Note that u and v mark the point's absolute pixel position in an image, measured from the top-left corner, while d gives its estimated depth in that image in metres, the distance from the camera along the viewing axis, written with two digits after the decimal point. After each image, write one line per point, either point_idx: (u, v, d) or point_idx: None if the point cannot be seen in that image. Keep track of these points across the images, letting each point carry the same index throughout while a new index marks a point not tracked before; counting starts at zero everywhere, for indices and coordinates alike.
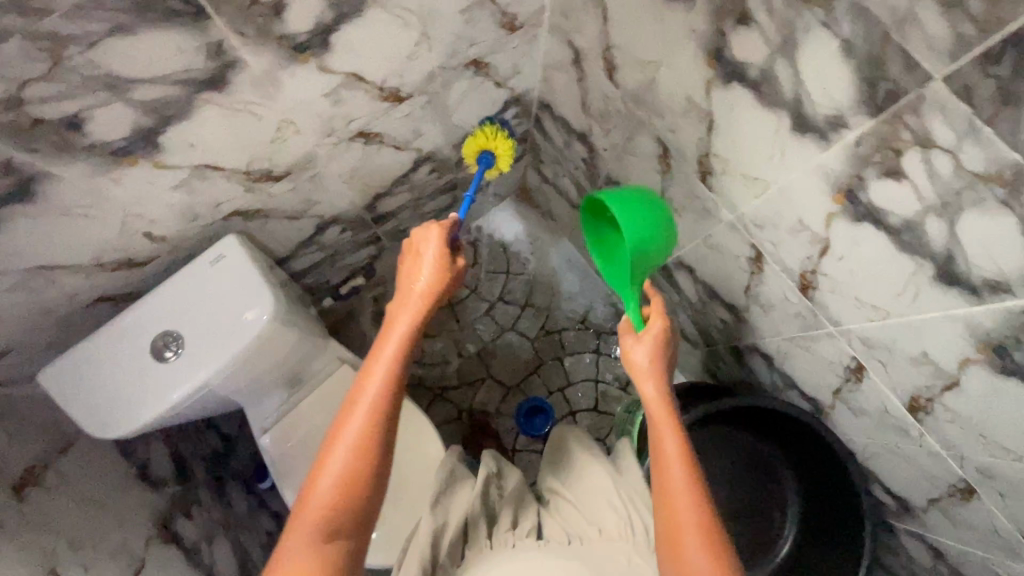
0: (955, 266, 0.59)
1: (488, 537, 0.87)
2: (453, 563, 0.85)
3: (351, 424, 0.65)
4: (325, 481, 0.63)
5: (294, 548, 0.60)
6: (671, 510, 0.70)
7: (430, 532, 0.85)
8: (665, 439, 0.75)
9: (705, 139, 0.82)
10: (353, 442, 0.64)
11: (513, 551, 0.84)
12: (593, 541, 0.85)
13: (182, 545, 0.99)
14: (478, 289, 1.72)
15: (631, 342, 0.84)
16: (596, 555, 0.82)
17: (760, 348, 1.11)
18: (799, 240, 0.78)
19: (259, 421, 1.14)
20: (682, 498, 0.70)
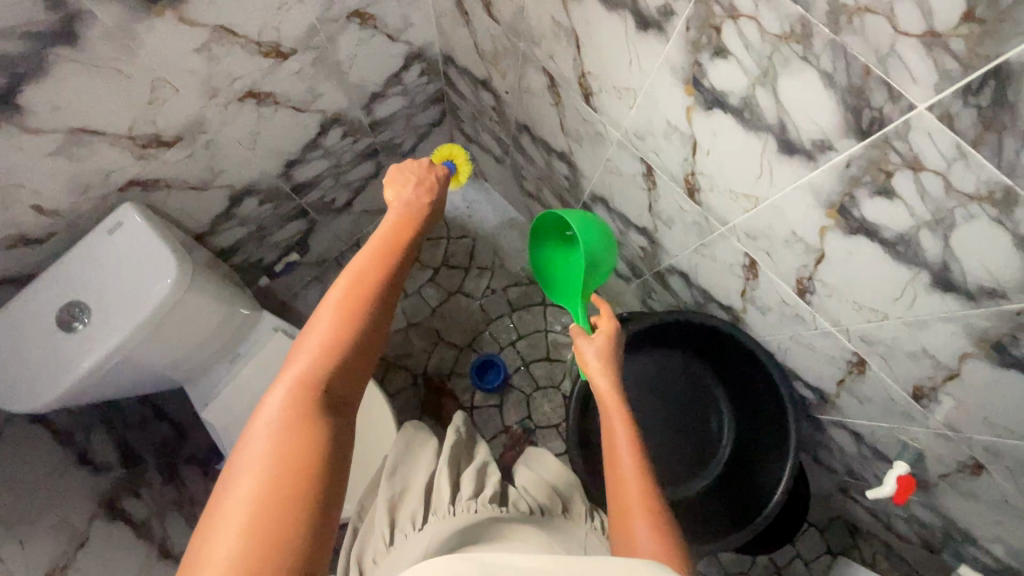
0: (789, 134, 0.63)
1: (449, 504, 0.83)
2: (415, 526, 0.82)
3: (342, 298, 0.65)
4: (308, 348, 0.62)
5: (274, 406, 0.57)
6: (621, 491, 0.72)
7: (387, 500, 0.89)
8: (616, 425, 0.79)
9: (577, 59, 0.86)
10: (347, 312, 0.64)
11: (478, 516, 0.80)
12: (560, 529, 0.85)
13: (130, 521, 1.01)
14: (421, 257, 1.75)
15: (583, 341, 0.92)
16: (563, 538, 0.81)
17: (677, 267, 1.15)
18: (674, 143, 0.83)
19: (202, 397, 1.19)
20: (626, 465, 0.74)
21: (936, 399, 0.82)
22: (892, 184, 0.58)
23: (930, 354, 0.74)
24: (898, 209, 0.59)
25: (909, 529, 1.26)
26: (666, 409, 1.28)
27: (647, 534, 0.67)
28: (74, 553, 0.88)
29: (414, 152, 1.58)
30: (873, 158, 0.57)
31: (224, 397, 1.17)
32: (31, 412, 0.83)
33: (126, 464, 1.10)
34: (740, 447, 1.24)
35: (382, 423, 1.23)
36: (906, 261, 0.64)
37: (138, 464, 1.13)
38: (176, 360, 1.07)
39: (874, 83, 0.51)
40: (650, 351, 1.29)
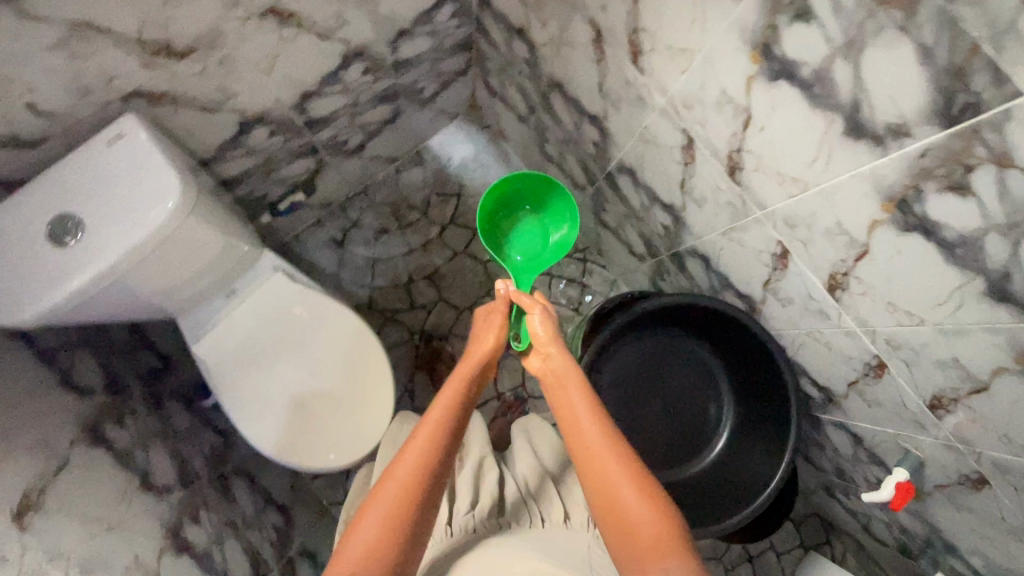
0: (861, 115, 0.59)
1: (446, 524, 0.92)
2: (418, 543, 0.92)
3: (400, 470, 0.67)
4: (369, 522, 0.63)
5: None
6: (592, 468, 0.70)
7: None
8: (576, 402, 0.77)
9: (632, 12, 0.80)
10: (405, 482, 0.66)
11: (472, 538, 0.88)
12: (559, 530, 0.91)
13: (113, 449, 0.98)
14: (428, 213, 1.68)
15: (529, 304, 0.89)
16: (563, 542, 0.86)
17: (700, 250, 1.11)
18: (724, 115, 0.77)
19: (193, 330, 1.14)
20: (601, 451, 0.71)
21: (954, 410, 0.80)
22: (968, 181, 0.54)
23: (960, 364, 0.72)
24: (968, 208, 0.55)
25: (889, 532, 1.27)
26: (668, 392, 1.26)
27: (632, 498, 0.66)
28: (53, 475, 0.84)
29: (434, 100, 1.50)
30: (955, 149, 0.52)
31: (216, 331, 1.13)
32: (15, 327, 0.79)
33: (110, 390, 1.06)
34: (737, 438, 1.24)
35: (379, 378, 1.19)
36: (961, 264, 0.61)
37: (123, 392, 1.09)
38: (170, 289, 1.02)
39: (979, 64, 0.46)
40: (656, 333, 1.26)
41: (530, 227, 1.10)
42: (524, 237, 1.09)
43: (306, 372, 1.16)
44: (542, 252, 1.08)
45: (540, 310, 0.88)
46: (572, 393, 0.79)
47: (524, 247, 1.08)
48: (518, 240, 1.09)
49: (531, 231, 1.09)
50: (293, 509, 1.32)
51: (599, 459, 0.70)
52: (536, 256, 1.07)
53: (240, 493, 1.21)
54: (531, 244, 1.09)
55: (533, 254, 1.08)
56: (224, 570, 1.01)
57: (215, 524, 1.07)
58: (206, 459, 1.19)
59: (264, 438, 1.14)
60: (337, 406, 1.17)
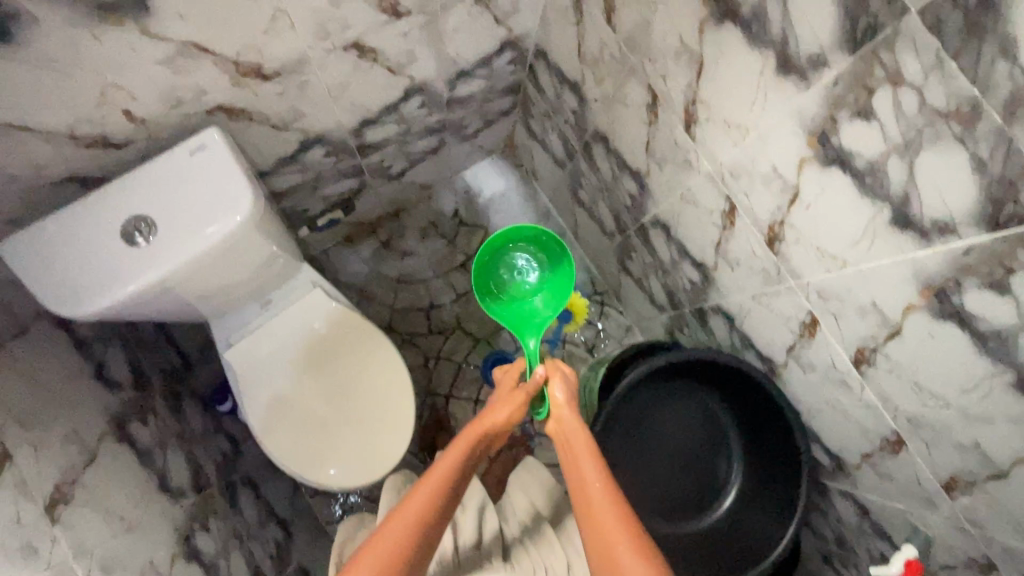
0: (909, 209, 0.63)
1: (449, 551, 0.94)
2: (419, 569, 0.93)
3: (394, 526, 0.70)
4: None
5: None
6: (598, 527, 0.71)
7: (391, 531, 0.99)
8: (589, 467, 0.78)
9: (692, 85, 0.86)
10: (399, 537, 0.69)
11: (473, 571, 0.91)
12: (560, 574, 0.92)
13: (135, 446, 0.98)
14: (455, 241, 1.72)
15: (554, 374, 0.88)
16: None
17: (725, 309, 1.15)
18: (771, 189, 0.83)
19: (225, 335, 1.17)
20: (606, 512, 0.72)
21: (969, 493, 0.82)
22: (1008, 281, 0.58)
23: (980, 449, 0.75)
24: (1005, 305, 0.60)
25: None
26: (679, 446, 1.28)
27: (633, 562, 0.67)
28: (81, 469, 0.85)
29: (475, 136, 1.56)
30: (998, 252, 0.57)
31: (248, 339, 1.16)
32: (73, 319, 0.82)
33: (137, 387, 1.08)
34: (745, 497, 1.25)
35: (399, 403, 1.20)
36: (993, 356, 0.64)
37: (147, 390, 1.11)
38: (212, 292, 1.05)
39: None
40: (674, 384, 1.27)
41: (521, 272, 1.00)
42: (511, 283, 1.00)
43: (327, 389, 1.18)
44: (517, 305, 0.99)
45: (559, 376, 0.88)
46: (584, 457, 0.80)
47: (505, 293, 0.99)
48: (504, 283, 1.00)
49: (521, 277, 1.01)
50: (293, 524, 1.31)
51: (607, 522, 0.71)
52: (509, 306, 0.99)
53: (246, 502, 1.21)
54: (513, 293, 1.00)
55: (506, 301, 0.99)
56: None
57: (222, 533, 1.07)
58: (217, 464, 1.19)
59: (278, 449, 1.14)
60: (355, 425, 1.18)
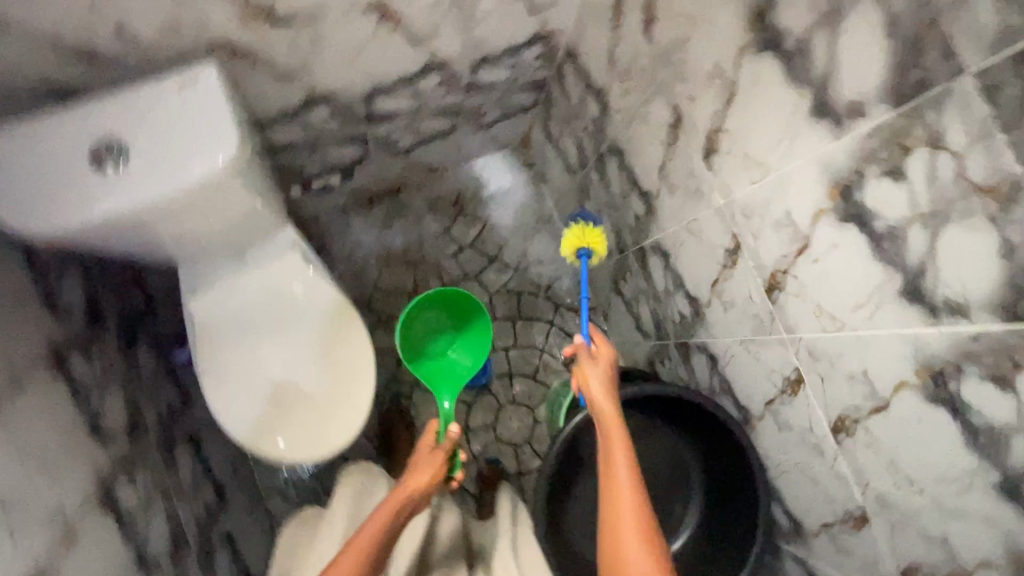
0: (922, 283, 0.59)
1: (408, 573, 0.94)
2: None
3: None
4: None
5: None
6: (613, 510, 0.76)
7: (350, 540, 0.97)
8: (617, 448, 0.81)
9: (718, 113, 0.82)
10: None
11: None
12: None
13: (72, 382, 0.93)
14: (450, 230, 1.67)
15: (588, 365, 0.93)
16: None
17: (710, 348, 1.12)
18: (780, 236, 0.79)
19: (189, 284, 1.12)
20: (624, 500, 0.76)
21: None
22: (1013, 377, 0.54)
23: (946, 544, 0.71)
24: (1004, 401, 0.56)
25: None
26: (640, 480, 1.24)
27: (638, 555, 0.70)
28: (11, 396, 0.80)
29: (490, 126, 1.52)
30: (1009, 344, 0.53)
31: (212, 292, 1.12)
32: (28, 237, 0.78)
33: (88, 321, 1.04)
34: (696, 545, 1.22)
35: (358, 382, 1.14)
36: (981, 452, 0.61)
37: (98, 326, 1.06)
38: (183, 234, 1.00)
39: None
40: (641, 419, 1.22)
41: (443, 331, 1.17)
42: (434, 342, 1.16)
43: (286, 355, 1.13)
44: (437, 362, 1.16)
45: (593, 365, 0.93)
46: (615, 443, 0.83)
47: (428, 350, 1.16)
48: (429, 341, 1.16)
49: (443, 336, 1.17)
50: (226, 490, 1.27)
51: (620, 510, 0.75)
52: (430, 363, 1.15)
53: (182, 459, 1.16)
54: (434, 351, 1.17)
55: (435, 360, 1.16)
56: (142, 540, 0.95)
57: (148, 487, 1.02)
58: (158, 414, 1.14)
59: (225, 409, 1.09)
60: (313, 404, 1.12)
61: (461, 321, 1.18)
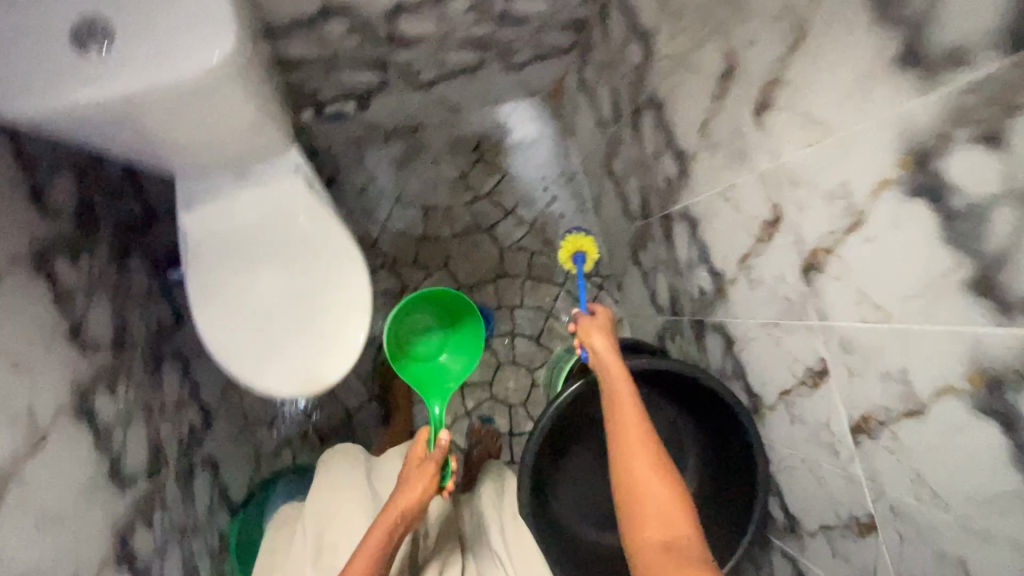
0: (999, 275, 0.51)
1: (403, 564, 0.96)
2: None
3: None
4: None
5: None
6: (630, 457, 0.81)
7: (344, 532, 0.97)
8: (626, 404, 0.86)
9: (779, 61, 0.72)
10: None
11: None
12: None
13: (55, 284, 0.89)
14: (468, 176, 1.59)
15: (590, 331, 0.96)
16: None
17: (727, 329, 1.04)
18: (829, 209, 0.70)
19: (186, 198, 1.08)
20: (638, 448, 0.82)
21: None
22: None
23: (962, 566, 0.65)
24: None
25: None
26: None
27: (655, 487, 0.78)
28: None
29: (521, 68, 1.42)
30: None
31: (210, 209, 1.07)
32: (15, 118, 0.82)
33: (78, 223, 0.99)
34: None
35: (351, 317, 1.08)
36: None
37: (89, 231, 1.02)
38: (181, 139, 0.95)
39: None
40: (648, 394, 1.14)
41: (434, 335, 1.15)
42: (425, 346, 1.14)
43: (281, 282, 1.08)
44: (429, 367, 1.13)
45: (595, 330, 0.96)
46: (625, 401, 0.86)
47: (419, 353, 1.13)
48: (419, 343, 1.14)
49: (434, 339, 1.15)
50: (212, 414, 1.26)
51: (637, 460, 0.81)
52: (421, 367, 1.12)
53: (169, 378, 1.14)
54: (425, 354, 1.14)
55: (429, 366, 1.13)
56: (119, 453, 0.92)
57: (130, 402, 0.99)
58: (148, 330, 1.11)
59: (216, 331, 1.05)
60: (300, 336, 1.06)
61: (452, 324, 1.16)
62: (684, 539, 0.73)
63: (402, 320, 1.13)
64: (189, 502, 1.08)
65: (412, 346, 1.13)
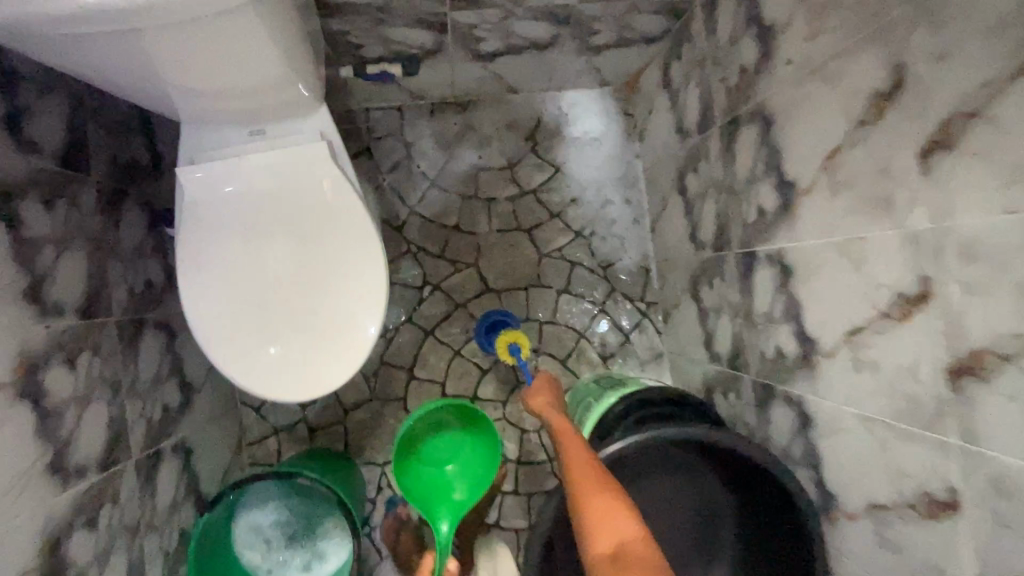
0: None
1: None
2: None
3: None
4: None
5: None
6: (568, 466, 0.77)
7: None
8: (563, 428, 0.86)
9: (980, 89, 0.52)
10: None
11: None
12: None
13: (18, 233, 0.75)
14: (517, 167, 1.40)
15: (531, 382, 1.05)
16: None
17: (805, 406, 0.85)
18: (1019, 304, 0.50)
19: (192, 150, 0.93)
20: (577, 457, 0.78)
21: None
22: None
23: None
24: None
25: None
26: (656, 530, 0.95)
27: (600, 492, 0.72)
28: None
29: (598, 52, 1.23)
30: None
31: (215, 166, 0.92)
32: None
33: (62, 163, 0.85)
34: None
35: (358, 316, 0.91)
36: None
37: (75, 173, 0.87)
38: (187, 76, 0.80)
39: None
40: (694, 465, 0.94)
41: (450, 440, 1.00)
42: (436, 449, 0.99)
43: (283, 263, 0.92)
44: (429, 475, 0.98)
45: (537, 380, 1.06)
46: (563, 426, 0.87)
47: (426, 455, 0.99)
48: (431, 444, 0.99)
49: (450, 444, 1.00)
50: (192, 392, 1.13)
51: (576, 467, 0.77)
52: (421, 471, 0.98)
53: (148, 350, 1.01)
54: (432, 458, 0.99)
55: (435, 476, 0.97)
56: (67, 439, 0.79)
57: (94, 376, 0.86)
58: (130, 292, 0.97)
59: (203, 309, 0.90)
60: (302, 329, 0.91)
61: (474, 437, 1.00)
62: (639, 550, 0.65)
63: (421, 422, 0.99)
64: (148, 494, 0.95)
65: (422, 448, 0.99)
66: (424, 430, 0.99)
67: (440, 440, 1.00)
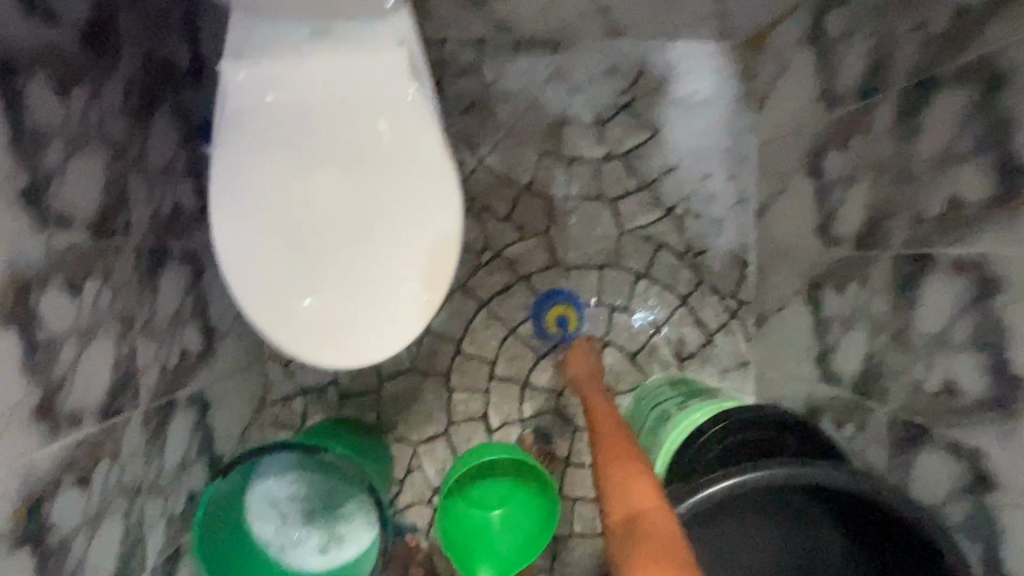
0: None
1: None
2: None
3: None
4: None
5: None
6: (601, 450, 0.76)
7: None
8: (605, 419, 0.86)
9: None
10: None
11: None
12: None
13: (19, 116, 0.59)
14: (606, 125, 1.20)
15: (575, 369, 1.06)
16: None
17: (984, 463, 0.66)
18: None
19: (240, 46, 0.76)
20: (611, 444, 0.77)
21: None
22: None
23: None
24: None
25: None
26: None
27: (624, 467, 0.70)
28: None
29: None
30: None
31: (268, 69, 0.75)
32: None
33: (84, 40, 0.68)
34: None
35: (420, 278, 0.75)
36: None
37: (99, 56, 0.71)
38: None
39: None
40: (812, 521, 0.75)
41: (500, 486, 0.92)
42: (484, 494, 0.92)
43: (336, 199, 0.75)
44: (474, 518, 0.91)
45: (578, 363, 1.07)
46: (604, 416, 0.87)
47: (474, 498, 0.92)
48: (481, 489, 0.92)
49: (498, 490, 0.92)
50: (215, 337, 0.98)
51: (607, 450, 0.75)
52: (464, 511, 0.91)
53: (169, 284, 0.86)
54: (479, 501, 0.92)
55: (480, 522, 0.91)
56: (61, 379, 0.64)
57: (100, 308, 0.71)
58: (153, 214, 0.82)
59: (234, 240, 0.74)
60: (346, 284, 0.74)
61: (525, 489, 0.91)
62: (653, 515, 0.61)
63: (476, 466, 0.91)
64: (155, 451, 0.82)
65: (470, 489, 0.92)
66: (477, 473, 0.92)
67: (490, 486, 0.92)
